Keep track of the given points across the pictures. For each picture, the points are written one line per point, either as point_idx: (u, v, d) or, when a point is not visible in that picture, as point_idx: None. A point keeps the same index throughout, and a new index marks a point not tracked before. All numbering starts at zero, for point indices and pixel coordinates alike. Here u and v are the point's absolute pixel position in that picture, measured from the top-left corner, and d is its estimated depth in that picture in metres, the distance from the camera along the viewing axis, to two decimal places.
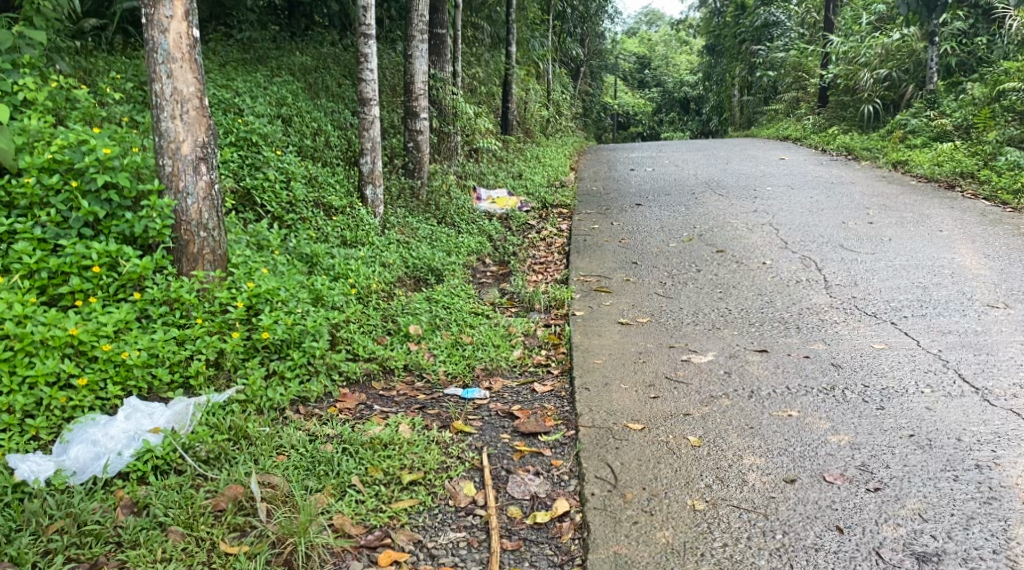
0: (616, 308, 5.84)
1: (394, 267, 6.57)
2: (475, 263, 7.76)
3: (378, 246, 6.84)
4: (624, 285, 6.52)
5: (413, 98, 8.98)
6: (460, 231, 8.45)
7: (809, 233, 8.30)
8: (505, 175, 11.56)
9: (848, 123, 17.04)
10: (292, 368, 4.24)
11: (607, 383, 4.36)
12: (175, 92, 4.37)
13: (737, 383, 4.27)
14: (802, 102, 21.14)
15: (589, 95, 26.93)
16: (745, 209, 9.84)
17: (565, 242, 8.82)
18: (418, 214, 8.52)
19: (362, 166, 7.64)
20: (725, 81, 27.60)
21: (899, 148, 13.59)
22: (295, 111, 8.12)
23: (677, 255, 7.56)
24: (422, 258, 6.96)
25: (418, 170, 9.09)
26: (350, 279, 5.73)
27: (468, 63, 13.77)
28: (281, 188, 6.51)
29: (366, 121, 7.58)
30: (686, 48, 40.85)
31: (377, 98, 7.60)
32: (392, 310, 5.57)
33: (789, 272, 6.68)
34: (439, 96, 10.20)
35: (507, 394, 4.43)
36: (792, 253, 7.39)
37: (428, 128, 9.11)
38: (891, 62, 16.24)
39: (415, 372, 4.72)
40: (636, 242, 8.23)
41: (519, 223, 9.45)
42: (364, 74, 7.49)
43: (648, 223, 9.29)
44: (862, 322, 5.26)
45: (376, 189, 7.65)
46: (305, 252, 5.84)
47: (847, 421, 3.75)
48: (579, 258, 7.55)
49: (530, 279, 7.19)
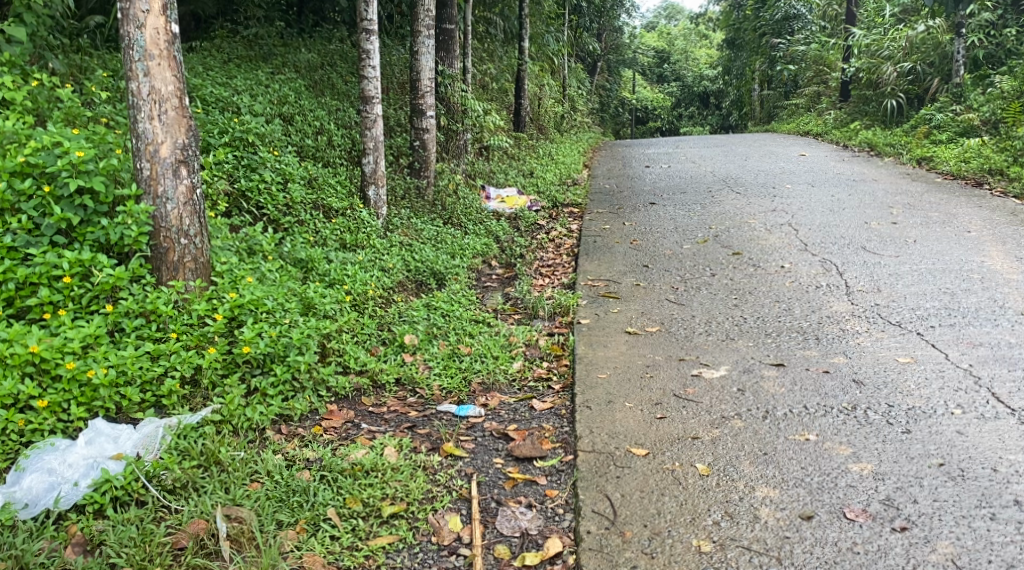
0: (624, 316, 5.56)
1: (395, 271, 6.32)
2: (480, 266, 7.51)
3: (379, 250, 6.58)
4: (634, 291, 6.23)
5: (419, 96, 8.72)
6: (466, 233, 8.20)
7: (830, 234, 7.97)
8: (516, 173, 11.27)
9: (870, 117, 16.63)
10: (275, 384, 4.00)
11: (611, 400, 4.09)
12: (153, 91, 4.12)
13: (751, 402, 3.98)
14: (824, 96, 20.72)
15: (606, 90, 26.57)
16: (763, 208, 9.51)
17: (575, 243, 8.55)
18: (424, 215, 8.27)
19: (364, 166, 7.39)
20: (745, 75, 27.17)
21: (923, 143, 13.21)
22: (296, 109, 7.86)
23: (691, 258, 7.26)
24: (425, 263, 6.71)
25: (424, 170, 8.80)
26: (345, 285, 5.47)
27: (480, 58, 13.47)
28: (278, 189, 6.26)
29: (368, 119, 7.32)
30: (705, 42, 40.36)
31: (379, 96, 7.34)
32: (389, 319, 5.32)
33: (808, 277, 6.37)
34: (447, 93, 9.93)
35: (505, 411, 4.16)
36: (812, 256, 7.07)
37: (435, 126, 8.85)
38: (916, 56, 15.87)
39: (408, 386, 4.47)
40: (648, 244, 7.93)
41: (529, 224, 9.18)
42: (366, 71, 7.23)
43: (662, 223, 8.98)
44: (886, 332, 4.95)
45: (378, 190, 7.40)
46: (300, 256, 5.60)
47: (871, 447, 3.45)
48: (589, 261, 7.26)
49: (537, 284, 6.91)
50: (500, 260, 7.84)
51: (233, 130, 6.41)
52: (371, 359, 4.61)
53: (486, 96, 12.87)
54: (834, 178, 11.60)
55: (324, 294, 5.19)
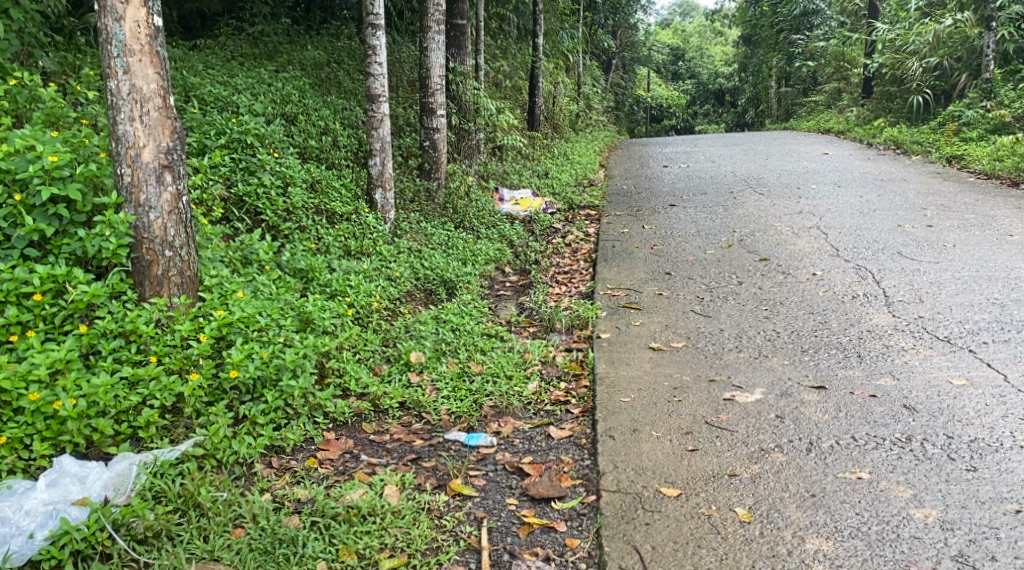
0: (647, 330, 5.17)
1: (402, 282, 5.95)
2: (493, 273, 7.13)
3: (386, 258, 6.21)
4: (657, 301, 5.83)
5: (430, 94, 8.35)
6: (478, 237, 7.83)
7: (862, 238, 7.55)
8: (530, 174, 10.89)
9: (894, 114, 16.18)
10: (267, 411, 3.64)
11: (636, 428, 3.71)
12: (134, 91, 3.77)
13: (791, 431, 3.60)
14: (845, 93, 20.27)
15: (621, 88, 26.10)
16: (788, 210, 9.09)
17: (592, 247, 8.17)
18: (434, 219, 7.91)
19: (371, 168, 7.03)
20: (762, 71, 26.69)
21: (952, 141, 12.76)
22: (301, 109, 7.51)
23: (716, 264, 6.86)
24: (434, 272, 6.34)
25: (434, 170, 8.40)
26: (347, 297, 5.10)
27: (493, 55, 13.09)
28: (278, 193, 5.90)
29: (375, 119, 6.95)
30: (720, 39, 39.83)
31: (387, 94, 6.96)
32: (394, 334, 4.95)
33: (843, 285, 5.97)
34: (459, 91, 9.56)
35: (519, 440, 3.79)
36: (845, 262, 6.65)
37: (446, 126, 8.48)
38: (943, 49, 15.26)
39: (413, 411, 4.12)
40: (670, 249, 7.52)
41: (544, 227, 8.81)
42: (372, 69, 6.86)
43: (683, 226, 8.59)
44: (934, 349, 4.54)
45: (386, 193, 7.03)
46: (300, 266, 5.25)
47: (933, 489, 3.08)
48: (607, 268, 6.87)
49: (553, 293, 6.53)
50: (513, 267, 7.48)
51: (231, 131, 6.06)
52: (374, 381, 4.24)
53: (499, 94, 12.49)
54: (861, 178, 11.17)
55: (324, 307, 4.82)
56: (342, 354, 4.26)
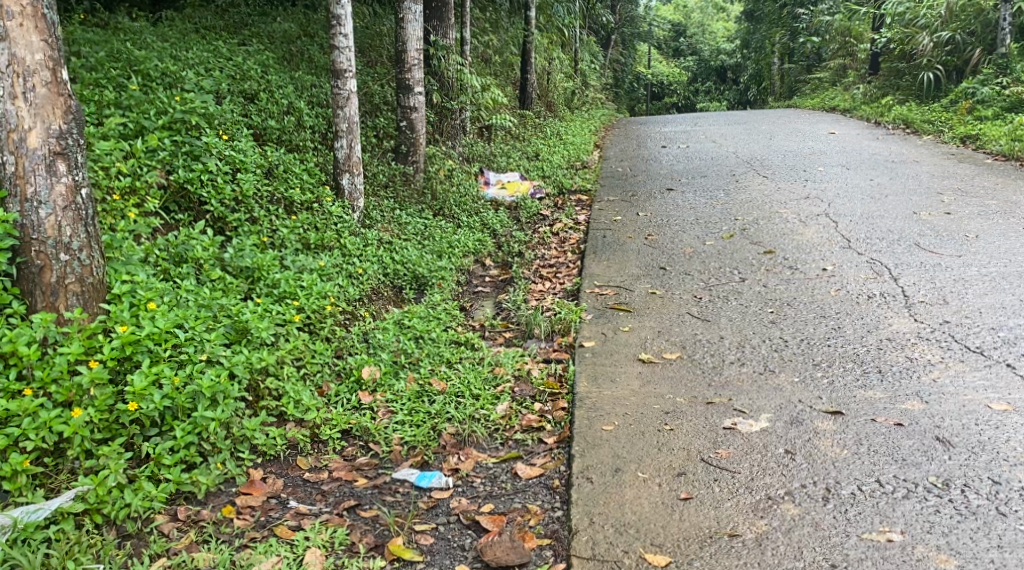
0: (637, 337, 4.57)
1: (364, 281, 5.37)
2: (471, 267, 6.55)
3: (349, 255, 5.63)
4: (649, 302, 5.23)
5: (406, 70, 7.73)
6: (458, 228, 7.24)
7: (875, 227, 6.94)
8: (519, 156, 10.25)
9: (905, 91, 15.44)
10: (177, 448, 3.12)
11: (618, 466, 3.12)
12: (14, 62, 3.32)
13: (803, 472, 3.02)
14: (849, 69, 19.65)
15: (619, 65, 25.37)
16: (793, 196, 8.45)
17: (581, 236, 7.56)
18: (410, 206, 7.31)
19: (337, 151, 6.43)
20: (764, 48, 25.94)
21: (966, 120, 12.14)
22: (263, 86, 6.88)
23: (715, 257, 6.26)
24: (403, 270, 5.76)
25: (412, 153, 7.83)
26: (296, 300, 4.49)
27: (484, 29, 12.42)
28: (225, 181, 5.27)
29: (341, 97, 6.35)
30: (723, 15, 38.91)
31: (354, 70, 6.36)
32: (348, 345, 4.38)
33: (857, 283, 5.37)
34: (441, 67, 8.94)
35: (479, 479, 3.23)
36: (857, 256, 6.04)
37: (425, 105, 7.86)
38: (956, 23, 14.63)
39: (360, 439, 3.54)
40: (666, 240, 6.91)
41: (530, 215, 8.22)
42: (337, 41, 6.25)
43: (680, 213, 7.97)
44: (966, 363, 3.95)
45: (355, 179, 6.43)
46: (244, 264, 4.65)
47: (983, 559, 2.59)
48: (596, 262, 6.27)
49: (535, 291, 5.94)
50: (494, 259, 6.89)
51: (173, 111, 5.43)
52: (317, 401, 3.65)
53: (487, 71, 11.83)
54: (870, 160, 10.53)
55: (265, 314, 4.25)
56: (280, 371, 3.68)
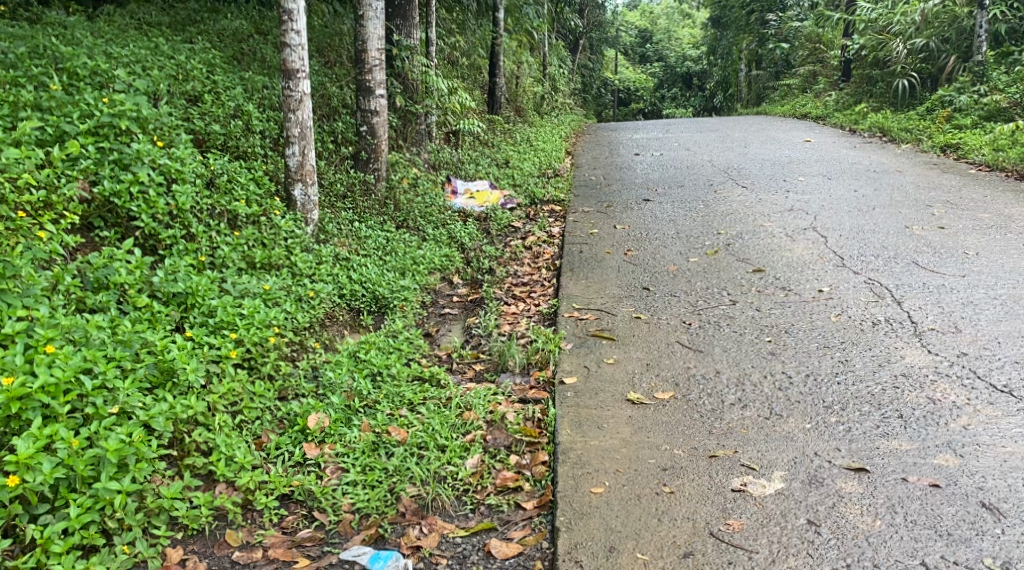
0: (623, 372, 4.05)
1: (315, 306, 4.84)
2: (437, 285, 6.04)
3: (299, 277, 5.12)
4: (633, 328, 4.74)
5: (366, 71, 7.22)
6: (423, 241, 6.72)
7: (868, 242, 6.55)
8: (488, 162, 9.75)
9: (878, 98, 15.19)
10: (70, 530, 2.74)
11: (612, 544, 2.76)
12: None
13: (833, 551, 2.69)
14: (819, 76, 19.40)
15: (586, 70, 24.91)
16: (776, 208, 8.02)
17: (556, 251, 7.06)
18: (371, 218, 6.78)
19: (288, 159, 5.91)
20: (731, 54, 25.70)
21: (944, 128, 11.86)
22: (208, 87, 6.32)
23: (701, 275, 5.80)
24: (358, 290, 5.27)
25: (373, 161, 7.31)
26: (234, 332, 3.98)
27: (450, 30, 11.87)
28: (159, 194, 4.72)
29: (292, 100, 5.83)
30: (688, 21, 38.74)
31: (307, 70, 5.86)
32: (292, 385, 3.86)
33: (858, 307, 4.92)
34: (405, 69, 8.42)
35: (446, 560, 2.86)
36: (854, 275, 5.60)
37: (387, 109, 7.38)
38: (930, 30, 14.38)
39: (305, 506, 3.09)
40: (646, 256, 6.44)
41: (501, 226, 7.72)
42: (287, 38, 5.73)
43: (660, 226, 7.52)
44: (997, 405, 3.50)
45: (308, 189, 5.93)
46: (177, 290, 4.11)
47: None
48: (573, 281, 5.78)
49: (507, 313, 5.45)
50: (462, 276, 6.38)
51: (100, 114, 4.82)
52: (255, 452, 3.26)
53: (454, 74, 11.31)
54: (851, 169, 10.18)
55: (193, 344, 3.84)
56: (211, 421, 3.26)
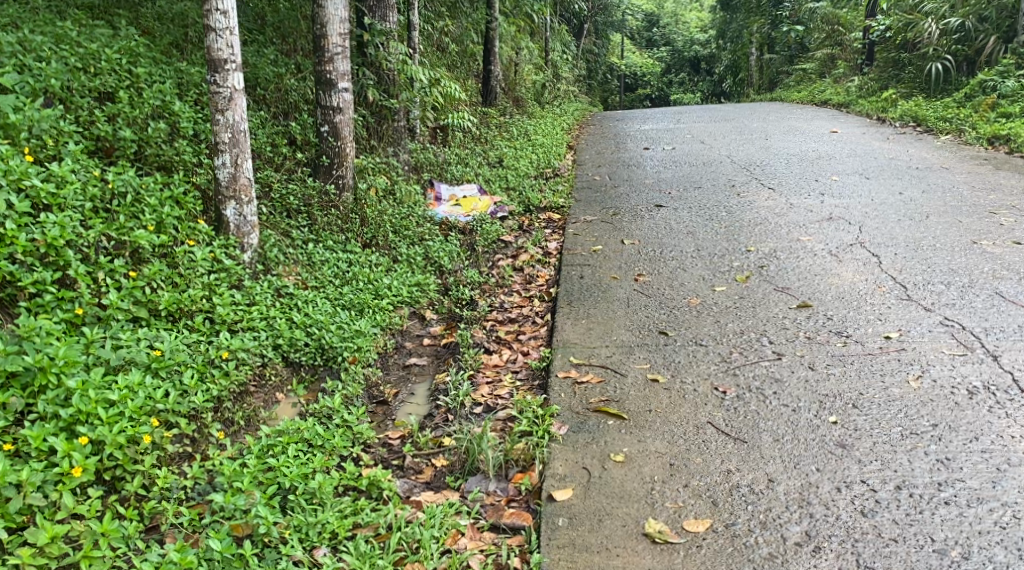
0: (637, 481, 2.96)
1: (233, 369, 3.70)
2: (404, 324, 4.92)
3: (218, 328, 4.01)
4: (650, 401, 3.57)
5: (326, 60, 6.09)
6: (394, 265, 5.59)
7: (931, 263, 5.40)
8: (479, 162, 8.62)
9: (907, 84, 13.89)
10: None
11: None
12: None
13: None
14: (838, 60, 18.12)
15: (591, 56, 23.69)
16: (811, 216, 6.85)
17: (553, 274, 5.94)
18: (330, 237, 5.68)
19: (217, 170, 4.77)
20: (741, 38, 24.24)
21: (989, 117, 10.63)
22: (126, 81, 5.17)
23: (732, 313, 4.65)
24: (298, 339, 4.14)
25: (338, 167, 6.15)
26: (90, 429, 2.90)
27: (440, 13, 10.68)
28: (20, 229, 3.58)
29: (220, 98, 4.67)
30: (695, 5, 37.20)
31: (239, 59, 4.69)
32: (165, 510, 2.84)
33: (942, 365, 3.77)
34: (379, 57, 7.26)
35: None
36: (927, 313, 4.47)
37: (352, 105, 6.24)
38: (966, 9, 13.02)
39: None
40: (662, 283, 5.29)
41: (487, 240, 6.57)
42: (211, 20, 4.57)
43: (676, 239, 6.37)
44: None
45: (243, 207, 4.80)
46: (20, 364, 2.97)
47: None
48: (571, 321, 4.65)
49: (487, 367, 4.32)
50: (436, 310, 5.25)
51: None
52: None
53: (442, 62, 10.15)
54: (889, 165, 9.01)
55: (20, 453, 2.83)
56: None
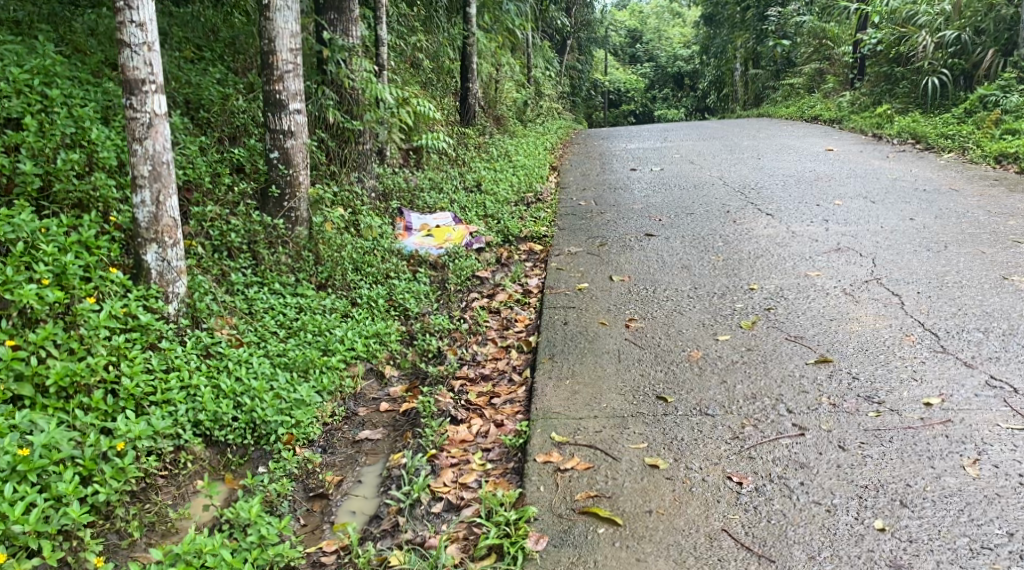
0: None
1: (129, 464, 3.13)
2: (357, 387, 4.21)
3: (122, 406, 3.34)
4: (650, 497, 2.96)
5: (274, 79, 5.40)
6: (351, 311, 4.90)
7: (961, 303, 4.77)
8: (454, 187, 7.94)
9: (902, 99, 13.31)
10: None
11: None
12: None
13: None
14: (826, 75, 17.57)
15: (575, 73, 23.15)
16: (818, 246, 6.22)
17: (532, 318, 5.25)
18: (279, 279, 4.99)
19: (135, 210, 4.07)
20: (726, 52, 23.69)
21: (994, 133, 10.05)
22: (36, 106, 4.47)
23: (740, 371, 3.94)
24: (223, 415, 3.49)
25: (291, 198, 5.46)
26: None
27: (413, 28, 10.06)
28: None
29: (138, 125, 3.98)
30: (678, 20, 36.77)
31: (160, 80, 4.01)
32: None
33: (1003, 445, 3.14)
34: (340, 75, 6.60)
35: None
36: (969, 370, 3.82)
37: (306, 128, 5.56)
38: (961, 20, 12.46)
39: None
40: (657, 331, 4.62)
41: (460, 277, 5.87)
42: (125, 35, 3.88)
43: (669, 276, 5.70)
44: None
45: (166, 251, 4.10)
46: None
47: None
48: (553, 382, 3.95)
49: (452, 445, 3.57)
50: (397, 365, 4.53)
51: None
52: None
53: (414, 80, 9.51)
54: (893, 187, 8.40)
55: None
56: None
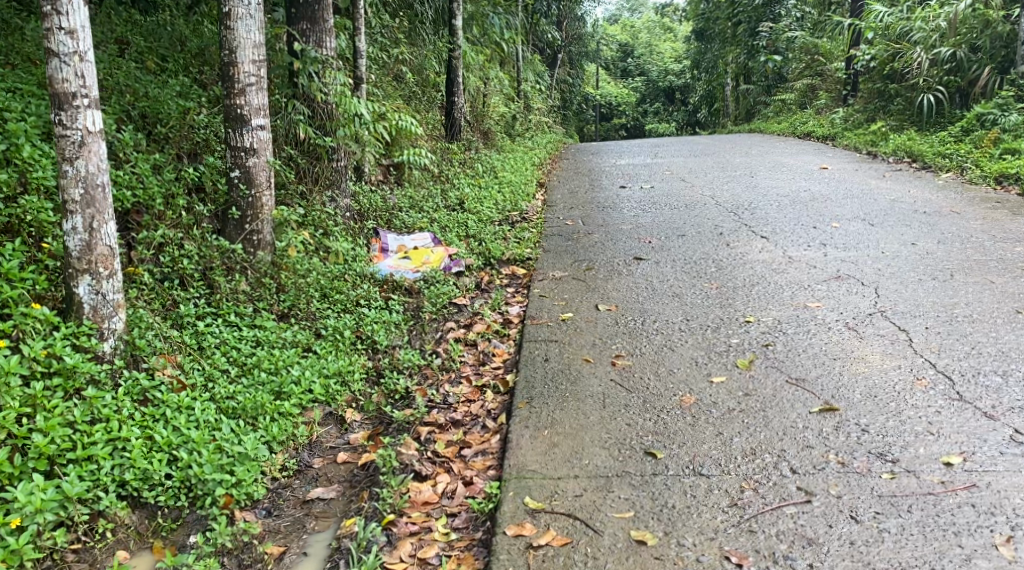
0: None
1: (24, 544, 2.83)
2: (312, 435, 3.80)
3: (32, 467, 3.01)
4: None
5: (235, 92, 5.00)
6: (313, 345, 4.49)
7: (974, 340, 4.41)
8: (435, 206, 7.53)
9: (897, 116, 12.98)
10: None
11: None
12: None
13: None
14: (819, 90, 17.25)
15: (566, 87, 22.82)
16: (817, 273, 5.85)
17: (511, 352, 4.84)
18: (234, 310, 4.58)
19: (65, 237, 3.65)
20: (717, 67, 23.38)
21: (994, 153, 9.72)
22: None
23: (737, 420, 3.55)
24: (154, 474, 3.16)
25: (252, 221, 5.06)
26: None
27: (395, 41, 9.68)
28: None
29: (68, 143, 3.57)
30: (670, 34, 36.52)
31: (94, 92, 3.60)
32: None
33: None
34: (312, 88, 6.20)
35: None
36: (991, 420, 3.45)
37: (270, 145, 5.16)
38: (957, 37, 12.18)
39: None
40: (646, 370, 4.23)
41: (435, 305, 5.46)
42: (53, 43, 3.48)
43: (659, 305, 5.30)
44: None
45: (101, 283, 3.68)
46: None
47: None
48: (531, 430, 3.55)
49: (415, 508, 3.20)
50: (360, 408, 4.11)
51: None
52: None
53: (396, 94, 9.12)
54: (892, 208, 8.06)
55: None
56: None
